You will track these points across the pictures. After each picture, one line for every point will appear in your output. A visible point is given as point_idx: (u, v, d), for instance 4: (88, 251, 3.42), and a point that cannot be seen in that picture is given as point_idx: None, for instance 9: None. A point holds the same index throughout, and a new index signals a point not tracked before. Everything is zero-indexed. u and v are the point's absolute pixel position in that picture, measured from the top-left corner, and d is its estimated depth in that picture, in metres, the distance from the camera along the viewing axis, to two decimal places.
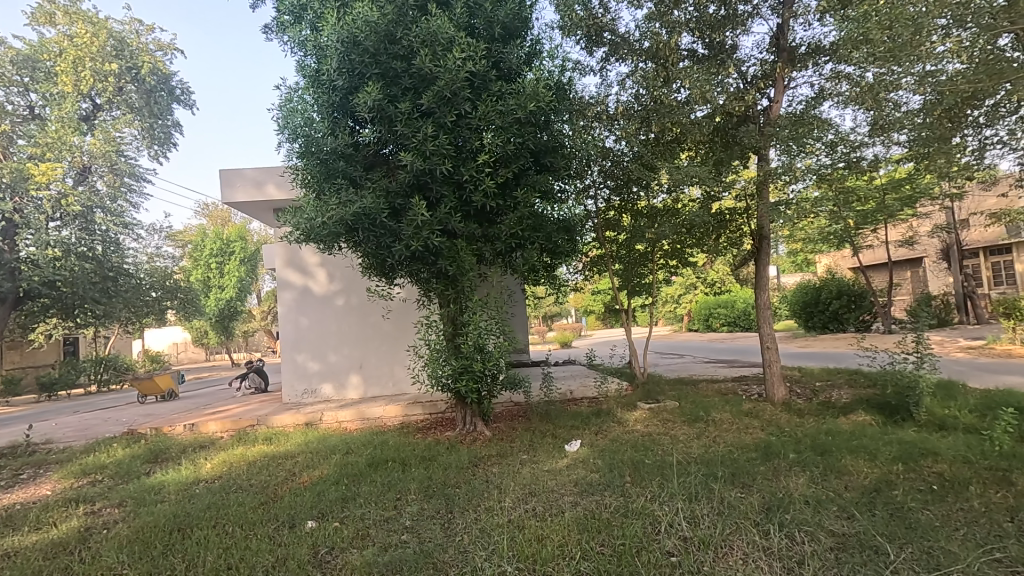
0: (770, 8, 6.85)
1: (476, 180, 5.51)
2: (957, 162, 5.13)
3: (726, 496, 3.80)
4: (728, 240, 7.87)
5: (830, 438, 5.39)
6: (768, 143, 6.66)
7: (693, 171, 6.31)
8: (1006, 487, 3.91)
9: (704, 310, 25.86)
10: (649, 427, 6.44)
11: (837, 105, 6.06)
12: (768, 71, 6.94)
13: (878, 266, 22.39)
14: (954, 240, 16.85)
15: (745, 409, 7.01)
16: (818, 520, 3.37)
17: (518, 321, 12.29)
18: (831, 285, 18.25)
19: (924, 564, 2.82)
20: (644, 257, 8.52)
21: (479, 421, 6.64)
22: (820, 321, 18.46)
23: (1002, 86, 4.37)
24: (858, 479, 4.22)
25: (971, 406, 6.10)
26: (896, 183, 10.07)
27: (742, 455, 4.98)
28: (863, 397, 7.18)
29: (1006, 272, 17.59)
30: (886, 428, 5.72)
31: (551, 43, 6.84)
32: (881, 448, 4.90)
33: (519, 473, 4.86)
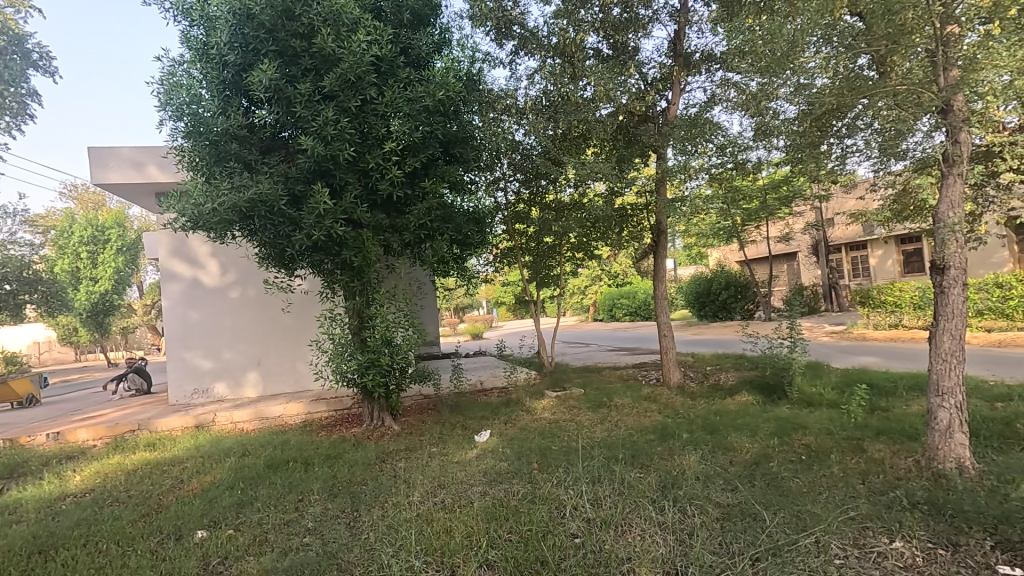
0: (667, 15, 7.23)
1: (382, 169, 5.35)
2: (824, 167, 5.65)
3: (626, 476, 4.01)
4: (629, 234, 8.28)
5: (719, 417, 5.86)
6: (665, 142, 7.08)
7: (597, 167, 6.54)
8: (859, 454, 4.47)
9: (608, 301, 27.06)
10: (555, 415, 6.65)
11: (725, 110, 6.57)
12: (666, 74, 7.34)
13: (760, 259, 24.62)
14: (822, 237, 18.90)
15: (645, 393, 7.43)
16: (707, 494, 3.66)
17: (428, 313, 12.19)
18: (721, 276, 19.77)
19: (793, 526, 3.15)
20: (552, 250, 8.76)
21: (387, 416, 6.50)
22: (711, 310, 19.99)
23: (859, 100, 4.79)
24: (741, 454, 4.62)
25: (833, 384, 6.90)
26: (775, 185, 11.11)
27: (641, 438, 5.29)
28: (746, 378, 7.89)
29: (862, 265, 20.03)
30: (765, 406, 6.32)
31: (460, 33, 6.77)
32: (761, 425, 5.41)
33: (428, 466, 4.82)
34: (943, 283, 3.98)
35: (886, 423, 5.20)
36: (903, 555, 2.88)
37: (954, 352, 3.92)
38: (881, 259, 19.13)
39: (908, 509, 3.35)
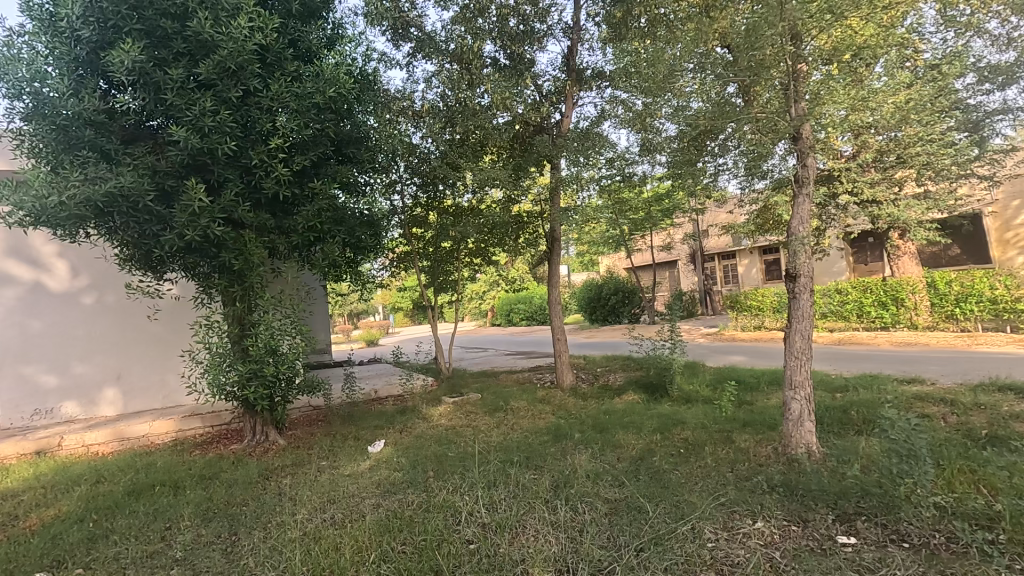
0: (561, 31, 7.52)
1: (267, 166, 5.01)
2: (700, 183, 6.17)
3: (521, 479, 4.08)
4: (526, 241, 8.47)
5: (608, 417, 6.17)
6: (559, 153, 7.35)
7: (495, 174, 6.64)
8: (728, 445, 4.92)
9: (506, 306, 27.51)
10: (452, 421, 6.61)
11: (614, 125, 6.96)
12: (559, 88, 7.63)
13: (645, 267, 26.35)
14: (698, 247, 20.64)
15: (540, 396, 7.63)
16: (596, 491, 3.83)
17: (319, 319, 11.59)
18: (610, 282, 20.88)
19: (673, 516, 3.39)
20: (450, 254, 8.72)
21: (271, 430, 6.08)
22: (602, 315, 21.04)
23: (728, 125, 5.31)
24: (627, 451, 4.90)
25: (707, 381, 7.54)
26: (658, 198, 11.95)
27: (535, 439, 5.42)
28: (632, 379, 8.38)
29: (732, 273, 22.15)
30: (649, 405, 6.75)
31: (354, 30, 6.56)
32: (645, 422, 5.77)
33: (317, 481, 4.57)
34: (795, 289, 4.51)
35: (751, 415, 5.78)
36: (765, 533, 3.21)
37: (804, 350, 4.44)
38: (747, 267, 21.29)
39: (768, 492, 3.74)
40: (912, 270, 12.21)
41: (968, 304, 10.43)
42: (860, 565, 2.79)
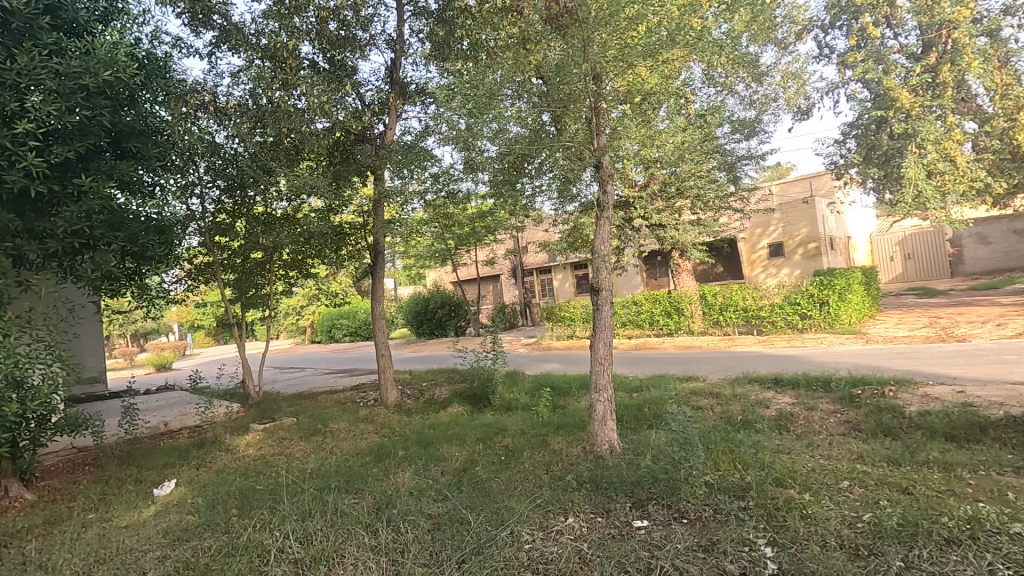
0: (384, 42, 7.43)
1: (11, 154, 4.06)
2: (520, 202, 6.54)
3: (339, 505, 3.85)
4: (347, 253, 8.12)
5: (432, 431, 6.15)
6: (382, 164, 7.22)
7: (312, 181, 6.25)
8: (544, 448, 5.26)
9: (326, 321, 25.94)
10: (262, 450, 5.99)
11: (438, 141, 7.06)
12: (382, 99, 7.52)
13: (469, 281, 27.08)
14: (519, 262, 21.88)
15: (362, 415, 7.32)
16: (420, 508, 3.79)
17: (88, 342, 9.65)
18: (436, 296, 21.00)
19: (493, 522, 3.50)
20: (262, 266, 7.97)
21: (14, 483, 4.86)
22: (428, 328, 21.03)
23: (542, 150, 5.75)
24: (451, 463, 4.95)
25: (526, 389, 7.98)
26: (481, 215, 12.41)
27: (357, 462, 5.17)
28: (457, 391, 8.51)
29: (548, 287, 23.88)
30: (472, 416, 6.91)
31: (140, 8, 5.69)
32: (468, 433, 5.89)
33: (80, 539, 3.76)
34: (598, 302, 5.03)
35: (563, 418, 6.26)
36: (574, 527, 3.49)
37: (606, 356, 4.96)
38: (561, 281, 23.16)
39: (577, 488, 4.08)
40: (688, 283, 14.43)
41: (728, 312, 12.69)
42: (650, 543, 3.19)
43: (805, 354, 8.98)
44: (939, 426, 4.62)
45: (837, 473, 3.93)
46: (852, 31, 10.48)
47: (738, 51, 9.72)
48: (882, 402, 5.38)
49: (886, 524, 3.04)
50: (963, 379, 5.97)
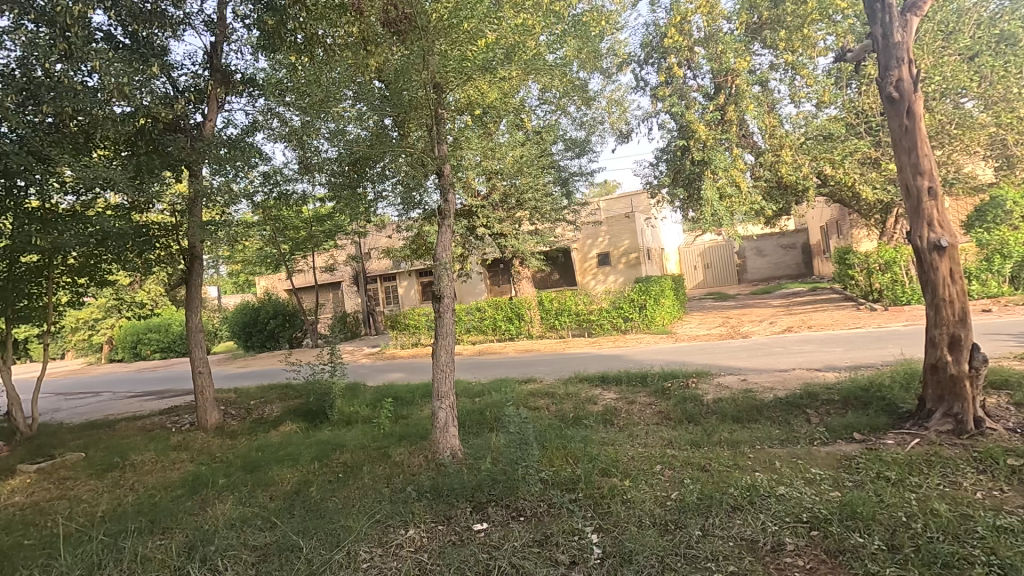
0: (202, 23, 6.66)
1: None
2: (364, 207, 6.23)
3: (140, 550, 3.32)
4: (155, 258, 7.09)
5: (261, 453, 5.62)
6: (200, 159, 6.45)
7: (107, 173, 5.31)
8: (385, 461, 5.10)
9: (129, 337, 22.31)
10: (34, 495, 4.93)
11: (268, 138, 6.51)
12: (199, 86, 6.74)
13: (307, 288, 25.37)
14: (361, 269, 21.08)
15: (174, 442, 6.41)
16: (242, 540, 3.43)
17: None
18: (268, 305, 19.31)
19: (327, 545, 3.30)
20: (37, 272, 6.59)
21: None
22: (258, 341, 19.21)
23: (384, 155, 5.60)
24: (281, 487, 4.56)
25: (367, 400, 7.69)
26: (319, 218, 11.73)
27: (165, 497, 4.51)
28: (290, 407, 7.89)
29: (393, 294, 23.36)
30: (307, 433, 6.46)
31: None
32: (302, 452, 5.49)
33: None
34: (440, 309, 5.04)
35: (406, 428, 6.15)
36: (415, 539, 3.43)
37: (448, 363, 4.98)
38: (406, 289, 22.83)
39: (417, 499, 4.03)
40: (529, 290, 15.17)
41: (563, 316, 13.61)
42: (489, 545, 3.27)
43: (627, 353, 9.98)
44: (728, 410, 5.44)
45: (651, 458, 4.42)
46: (662, 69, 11.95)
47: (569, 76, 10.55)
48: (687, 392, 6.19)
49: (688, 500, 3.49)
50: (746, 370, 7.12)
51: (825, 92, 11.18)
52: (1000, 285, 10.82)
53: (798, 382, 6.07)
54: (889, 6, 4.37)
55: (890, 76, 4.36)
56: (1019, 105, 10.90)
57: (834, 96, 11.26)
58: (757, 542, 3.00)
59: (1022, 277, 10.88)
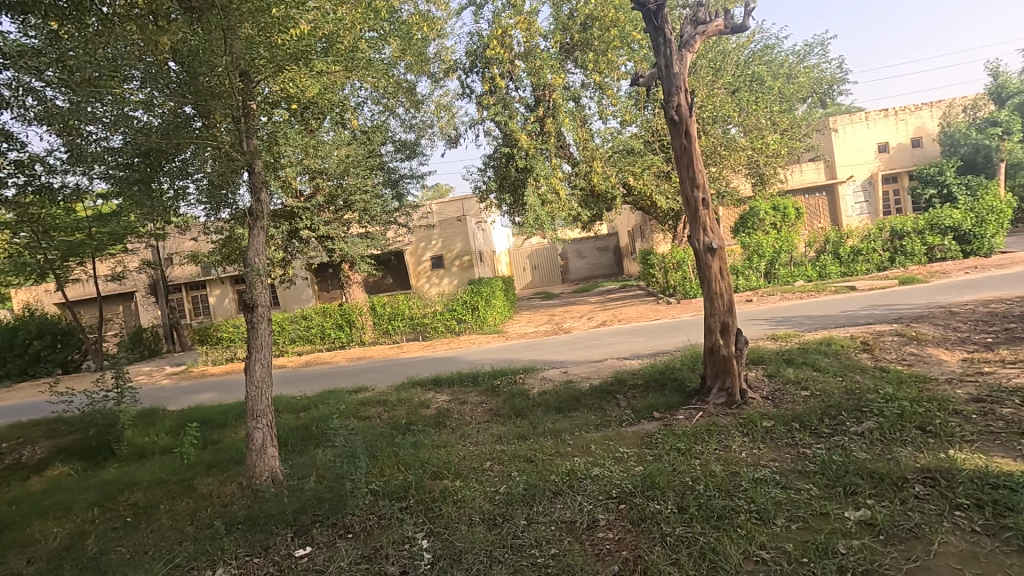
0: None
1: None
2: (163, 204, 5.21)
3: None
4: None
5: (16, 507, 4.55)
6: None
7: None
8: (190, 494, 4.49)
9: None
10: None
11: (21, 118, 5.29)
12: None
13: (85, 301, 21.22)
14: (160, 277, 18.30)
15: None
16: None
17: None
18: (29, 324, 15.74)
19: None
20: None
21: None
22: (15, 368, 15.54)
23: (184, 148, 4.91)
24: (45, 546, 3.74)
25: (168, 428, 6.68)
26: (100, 219, 9.90)
27: None
28: (61, 446, 6.51)
29: (202, 304, 20.69)
30: (85, 474, 5.40)
31: None
32: (78, 498, 4.58)
33: None
34: (253, 320, 4.58)
35: (216, 454, 5.47)
36: None
37: (265, 379, 4.53)
38: (219, 298, 20.39)
39: (227, 534, 3.61)
40: (360, 295, 14.58)
41: (396, 321, 13.34)
42: (312, 571, 3.06)
43: (461, 355, 10.12)
44: (552, 402, 5.82)
45: (482, 456, 4.53)
46: (486, 78, 12.38)
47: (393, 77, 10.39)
48: (515, 388, 6.48)
49: (514, 492, 3.65)
50: (567, 363, 7.71)
51: (626, 112, 12.67)
52: (758, 279, 13.24)
53: (610, 370, 6.74)
54: (669, 42, 5.06)
55: (672, 101, 5.05)
56: (766, 134, 13.44)
57: (634, 116, 12.77)
58: (575, 522, 3.25)
59: (772, 273, 13.37)
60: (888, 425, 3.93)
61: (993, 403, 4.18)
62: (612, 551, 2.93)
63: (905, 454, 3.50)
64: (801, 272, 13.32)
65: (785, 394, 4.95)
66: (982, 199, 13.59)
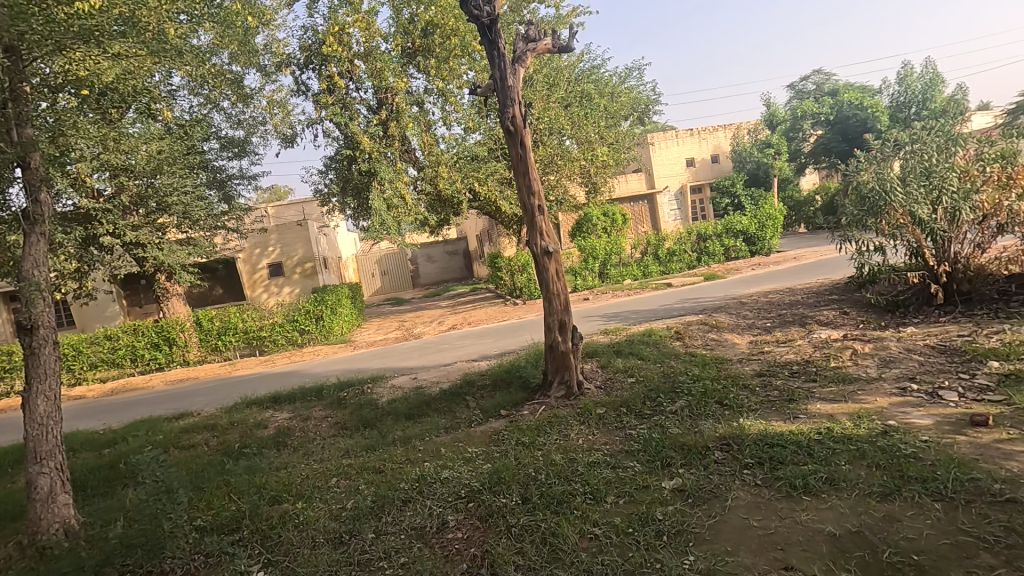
0: None
1: None
2: None
3: None
4: None
5: None
6: None
7: None
8: None
9: None
10: None
11: None
12: None
13: None
14: None
15: None
16: None
17: None
18: None
19: None
20: None
21: None
22: None
23: None
24: None
25: None
26: None
27: None
28: None
29: None
30: None
31: None
32: None
33: None
34: (33, 344, 3.82)
35: None
36: None
37: (50, 415, 3.79)
38: None
39: None
40: (182, 309, 12.93)
41: (227, 336, 12.08)
42: None
43: (303, 368, 9.48)
44: (401, 409, 5.73)
45: (326, 473, 4.30)
46: (323, 76, 11.79)
47: (207, 62, 9.37)
48: (362, 399, 6.26)
49: (361, 506, 3.53)
50: (418, 368, 7.66)
51: (469, 119, 12.97)
52: (593, 279, 14.41)
53: (459, 373, 6.83)
54: (503, 55, 5.30)
55: (508, 112, 5.30)
56: (596, 147, 14.70)
57: (477, 123, 13.12)
58: (424, 527, 3.24)
59: (605, 273, 14.63)
60: (695, 402, 4.55)
61: (770, 375, 5.08)
62: (461, 550, 2.99)
63: (708, 426, 4.09)
64: (628, 272, 14.79)
65: (614, 383, 5.46)
66: (762, 207, 16.36)
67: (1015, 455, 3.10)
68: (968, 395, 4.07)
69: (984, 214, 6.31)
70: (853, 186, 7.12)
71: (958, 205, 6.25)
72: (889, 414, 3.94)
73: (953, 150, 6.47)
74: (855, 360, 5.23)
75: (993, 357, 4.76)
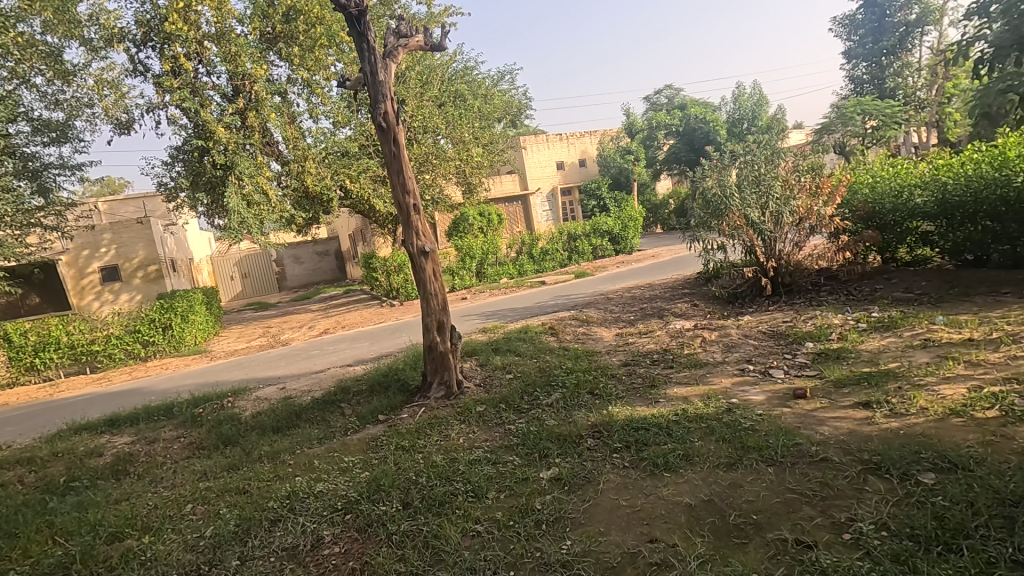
0: None
1: None
2: None
3: None
4: None
5: None
6: None
7: None
8: None
9: None
10: None
11: None
12: None
13: None
14: None
15: None
16: None
17: None
18: None
19: None
20: None
21: None
22: None
23: None
24: None
25: None
26: None
27: None
28: None
29: None
30: None
31: None
32: None
33: None
34: None
35: None
36: None
37: None
38: None
39: None
40: None
41: (47, 352, 10.32)
42: None
43: (147, 384, 8.39)
44: (267, 422, 5.31)
45: (179, 500, 3.84)
46: (165, 56, 10.53)
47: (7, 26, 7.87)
48: (221, 414, 5.70)
49: (223, 532, 3.21)
50: (285, 377, 7.15)
51: (338, 113, 12.40)
52: (471, 279, 14.51)
53: (332, 379, 6.49)
54: (373, 49, 5.13)
55: (379, 108, 5.13)
56: (471, 147, 14.80)
57: (347, 118, 12.59)
58: (297, 547, 3.04)
59: (483, 272, 14.81)
60: (569, 395, 4.78)
61: (634, 365, 5.50)
62: (339, 565, 2.84)
63: (581, 415, 4.31)
64: (504, 271, 15.12)
65: (493, 380, 5.55)
66: (624, 209, 17.72)
67: (826, 420, 3.67)
68: (791, 372, 4.75)
69: (800, 217, 7.38)
70: (699, 192, 7.95)
71: (781, 208, 7.23)
72: (732, 393, 4.47)
73: (777, 161, 7.46)
74: (704, 346, 5.84)
75: (809, 339, 5.60)
